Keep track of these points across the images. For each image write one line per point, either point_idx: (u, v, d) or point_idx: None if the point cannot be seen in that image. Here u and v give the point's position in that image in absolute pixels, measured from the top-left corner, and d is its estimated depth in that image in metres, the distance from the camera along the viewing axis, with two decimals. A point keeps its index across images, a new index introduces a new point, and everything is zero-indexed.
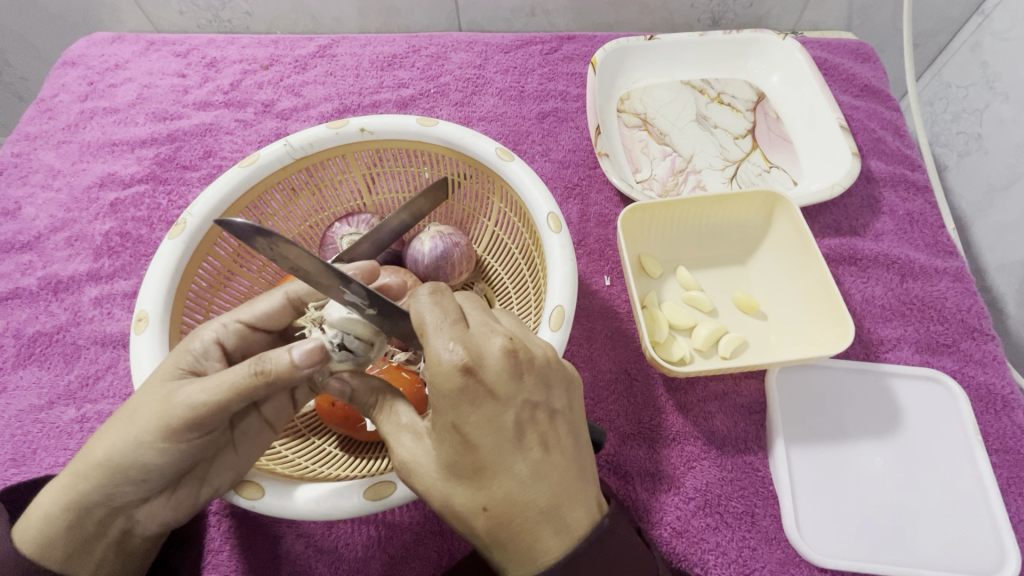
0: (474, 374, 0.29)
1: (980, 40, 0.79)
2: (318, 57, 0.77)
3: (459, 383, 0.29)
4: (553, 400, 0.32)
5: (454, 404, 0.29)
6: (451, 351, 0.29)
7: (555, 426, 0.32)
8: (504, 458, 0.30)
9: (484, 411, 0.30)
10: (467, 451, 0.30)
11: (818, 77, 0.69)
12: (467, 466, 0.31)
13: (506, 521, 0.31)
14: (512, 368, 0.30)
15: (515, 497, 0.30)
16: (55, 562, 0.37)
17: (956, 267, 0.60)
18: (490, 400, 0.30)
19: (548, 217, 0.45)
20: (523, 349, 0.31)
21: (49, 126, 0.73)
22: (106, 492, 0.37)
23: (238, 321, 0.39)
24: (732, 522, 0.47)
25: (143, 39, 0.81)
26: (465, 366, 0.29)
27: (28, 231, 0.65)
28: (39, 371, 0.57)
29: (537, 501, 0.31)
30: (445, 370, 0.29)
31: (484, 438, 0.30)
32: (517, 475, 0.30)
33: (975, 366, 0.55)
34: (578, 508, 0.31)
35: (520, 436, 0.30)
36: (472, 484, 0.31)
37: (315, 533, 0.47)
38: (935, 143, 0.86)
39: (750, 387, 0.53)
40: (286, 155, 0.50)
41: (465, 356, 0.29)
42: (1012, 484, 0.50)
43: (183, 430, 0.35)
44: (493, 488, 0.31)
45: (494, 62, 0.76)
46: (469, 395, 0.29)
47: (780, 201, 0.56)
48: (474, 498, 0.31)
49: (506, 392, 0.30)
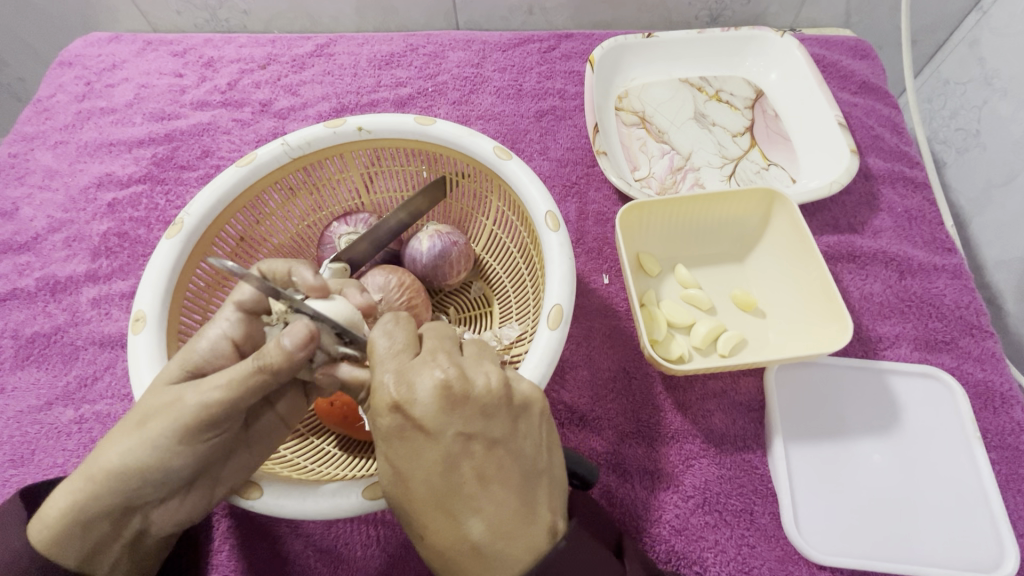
0: (401, 407, 0.31)
1: (978, 37, 0.79)
2: (315, 56, 0.77)
3: (392, 414, 0.31)
4: (492, 429, 0.31)
5: (386, 434, 0.32)
6: (386, 382, 0.31)
7: (495, 457, 0.31)
8: (433, 493, 0.31)
9: (411, 443, 0.31)
10: (401, 481, 0.32)
11: (816, 74, 0.69)
12: (404, 497, 0.32)
13: (444, 555, 0.31)
14: (440, 403, 0.30)
15: (450, 532, 0.31)
16: (71, 562, 0.37)
17: (954, 264, 0.60)
18: (419, 432, 0.31)
19: (547, 216, 0.45)
20: (458, 383, 0.31)
21: (46, 127, 0.73)
22: (121, 495, 0.37)
23: (237, 309, 0.38)
24: (731, 520, 0.47)
25: (140, 40, 0.80)
26: (395, 403, 0.31)
27: (26, 231, 0.65)
28: (38, 371, 0.56)
29: (469, 537, 0.31)
30: (379, 405, 0.31)
31: (412, 469, 0.31)
32: (449, 506, 0.31)
33: (973, 363, 0.55)
34: (517, 541, 0.30)
35: (450, 469, 0.31)
36: (409, 515, 0.32)
37: (315, 533, 0.47)
38: (934, 139, 0.86)
39: (749, 385, 0.53)
40: (283, 155, 0.50)
41: (395, 394, 0.31)
42: (1011, 481, 0.50)
43: (199, 429, 0.35)
44: (428, 520, 0.31)
45: (492, 60, 0.76)
46: (400, 429, 0.31)
47: (779, 199, 0.56)
48: (414, 527, 0.32)
49: (435, 426, 0.30)
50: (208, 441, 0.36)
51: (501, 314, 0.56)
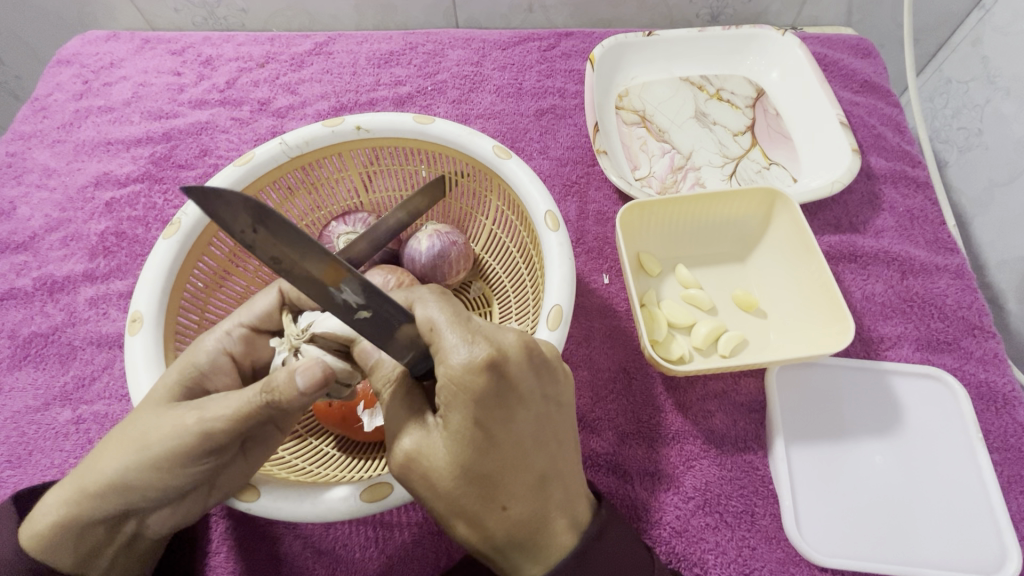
0: (497, 364, 0.30)
1: (980, 35, 0.79)
2: (313, 54, 0.77)
3: (487, 374, 0.30)
4: (564, 394, 0.34)
5: (479, 396, 0.30)
6: (471, 344, 0.30)
7: (565, 423, 0.34)
8: (525, 459, 0.32)
9: (508, 404, 0.31)
10: (491, 450, 0.31)
11: (818, 72, 0.68)
12: (488, 466, 0.31)
13: (526, 521, 0.32)
14: (530, 360, 0.31)
15: (535, 497, 0.32)
16: (66, 565, 0.38)
17: (956, 264, 0.60)
18: (513, 396, 0.31)
19: (546, 216, 0.45)
20: (538, 346, 0.33)
21: (43, 126, 0.73)
22: (115, 505, 0.36)
23: (241, 327, 0.39)
24: (731, 522, 0.47)
25: (137, 38, 0.80)
26: (490, 359, 0.30)
27: (22, 231, 0.65)
28: (35, 372, 0.56)
29: (551, 500, 0.33)
30: (469, 365, 0.30)
31: (508, 435, 0.31)
32: (536, 471, 0.32)
33: (975, 364, 0.55)
34: (583, 502, 0.35)
35: (542, 432, 0.32)
36: (490, 487, 0.31)
37: (313, 534, 0.47)
38: (935, 138, 0.86)
39: (749, 386, 0.53)
40: (281, 153, 0.49)
41: (489, 351, 0.30)
42: (1013, 482, 0.50)
43: (191, 456, 0.34)
44: (515, 489, 0.31)
45: (491, 59, 0.76)
46: (493, 388, 0.30)
47: (779, 199, 0.56)
48: (493, 501, 0.31)
49: (528, 385, 0.31)
50: (198, 464, 0.35)
51: (500, 314, 0.56)
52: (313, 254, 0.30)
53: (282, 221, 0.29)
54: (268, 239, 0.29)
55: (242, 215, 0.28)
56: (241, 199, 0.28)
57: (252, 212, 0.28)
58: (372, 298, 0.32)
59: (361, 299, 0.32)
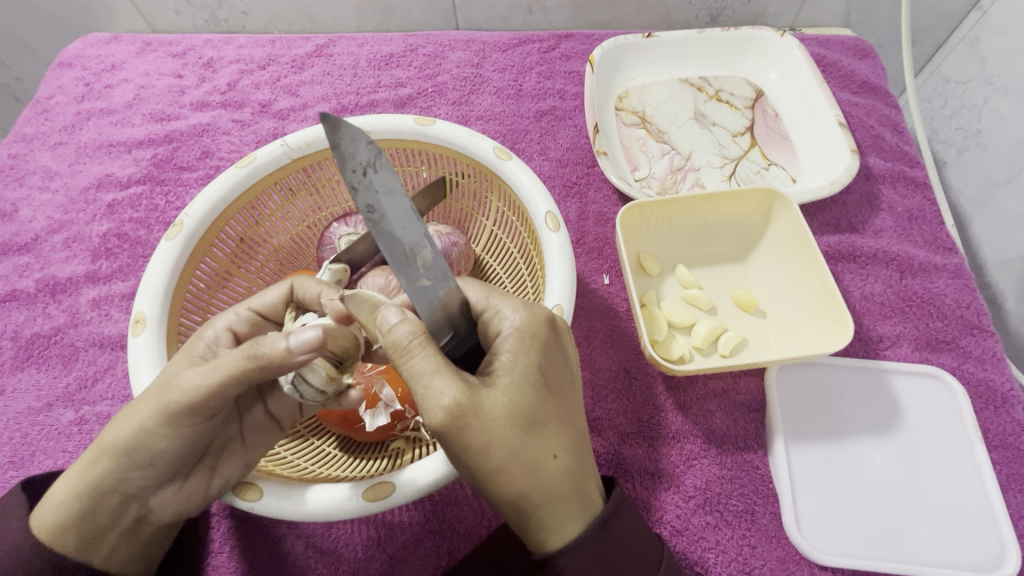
0: (552, 324, 0.34)
1: (978, 36, 0.79)
2: (314, 57, 0.77)
3: (547, 328, 0.34)
4: None
5: (542, 345, 0.33)
6: (530, 304, 0.34)
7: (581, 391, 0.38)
8: (570, 410, 0.34)
9: (560, 357, 0.34)
10: (548, 396, 0.33)
11: (816, 73, 0.69)
12: (547, 411, 0.32)
13: (570, 471, 0.33)
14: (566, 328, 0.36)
15: (578, 450, 0.34)
16: (69, 550, 0.37)
17: (955, 264, 0.60)
18: (561, 353, 0.35)
19: (547, 217, 0.45)
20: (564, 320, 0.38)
21: (45, 128, 0.73)
22: (115, 478, 0.37)
23: (249, 311, 0.40)
24: (732, 521, 0.47)
25: (139, 40, 0.80)
26: (547, 316, 0.34)
27: (25, 233, 0.65)
28: (38, 373, 0.56)
29: (586, 457, 0.35)
30: (535, 318, 0.33)
31: (560, 384, 0.34)
32: (577, 424, 0.34)
33: (974, 363, 0.55)
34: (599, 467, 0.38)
35: (576, 391, 0.36)
36: (545, 433, 0.32)
37: (315, 534, 0.47)
38: (934, 138, 0.86)
39: (749, 385, 0.53)
40: (283, 155, 0.50)
41: (544, 310, 0.34)
42: (1013, 480, 0.50)
43: (184, 415, 0.34)
44: (564, 437, 0.33)
45: (492, 60, 0.76)
46: (550, 340, 0.34)
47: (779, 200, 0.56)
48: (546, 447, 0.32)
49: (568, 346, 0.36)
50: (197, 425, 0.36)
51: None
52: (402, 212, 0.29)
53: (386, 169, 0.29)
54: (369, 180, 0.28)
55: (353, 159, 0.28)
56: (364, 138, 0.28)
57: (366, 153, 0.28)
58: (438, 268, 0.30)
59: (430, 268, 0.30)
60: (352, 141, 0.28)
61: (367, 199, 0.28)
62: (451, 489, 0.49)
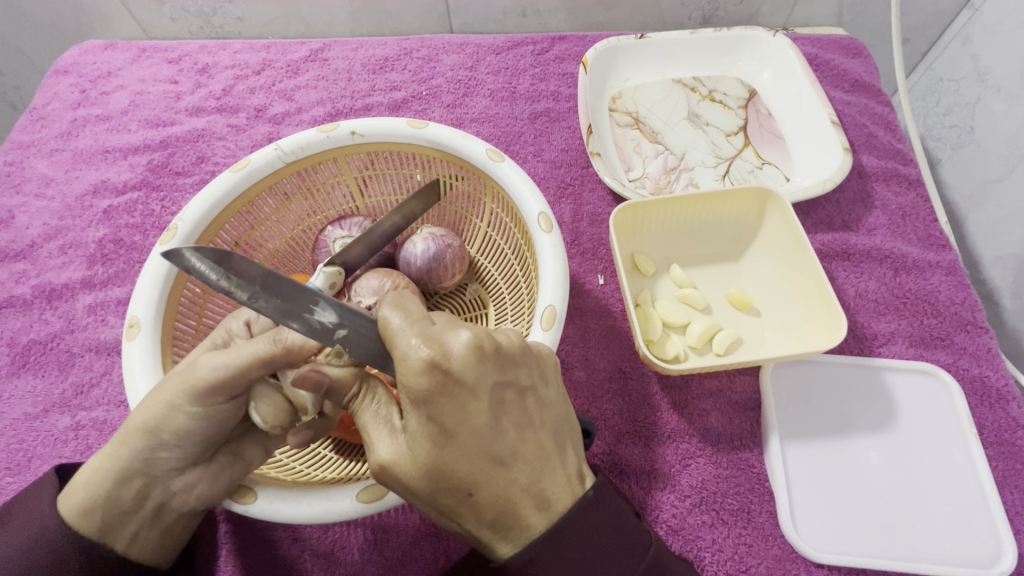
0: (440, 366, 0.30)
1: (970, 34, 0.79)
2: (310, 61, 0.77)
3: (431, 374, 0.29)
4: (523, 378, 0.33)
5: (428, 398, 0.30)
6: (419, 345, 0.30)
7: (527, 404, 0.33)
8: (481, 447, 0.30)
9: (457, 401, 0.30)
10: (447, 443, 0.30)
11: (808, 73, 0.69)
12: (446, 458, 0.30)
13: (492, 506, 0.31)
14: (481, 358, 0.30)
15: (501, 484, 0.31)
16: (92, 533, 0.37)
17: (948, 261, 0.61)
18: (462, 391, 0.30)
19: (539, 217, 0.45)
20: (489, 340, 0.31)
21: (41, 134, 0.73)
22: (141, 456, 0.37)
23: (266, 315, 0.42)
24: (728, 519, 0.47)
25: (135, 47, 0.81)
26: (432, 361, 0.29)
27: (21, 239, 0.65)
28: (34, 379, 0.56)
29: (516, 487, 0.31)
30: (414, 368, 0.29)
31: (463, 428, 0.30)
32: (497, 457, 0.31)
33: (969, 359, 0.55)
34: (558, 484, 0.33)
35: (496, 422, 0.31)
36: (450, 477, 0.31)
37: (310, 538, 0.47)
38: (928, 136, 0.86)
39: (745, 383, 0.53)
40: (277, 159, 0.50)
41: (430, 352, 0.29)
42: (1008, 476, 0.50)
43: (209, 392, 0.35)
44: (475, 478, 0.31)
45: (486, 63, 0.76)
46: (440, 388, 0.30)
47: (771, 198, 0.56)
48: (455, 488, 0.31)
49: (474, 379, 0.30)
50: (218, 406, 0.36)
51: (496, 315, 0.56)
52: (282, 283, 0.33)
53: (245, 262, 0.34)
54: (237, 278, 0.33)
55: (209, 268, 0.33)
56: (210, 254, 0.33)
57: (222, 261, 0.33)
58: (347, 317, 0.34)
59: (338, 320, 0.34)
60: (206, 259, 0.33)
61: (245, 293, 0.33)
62: None
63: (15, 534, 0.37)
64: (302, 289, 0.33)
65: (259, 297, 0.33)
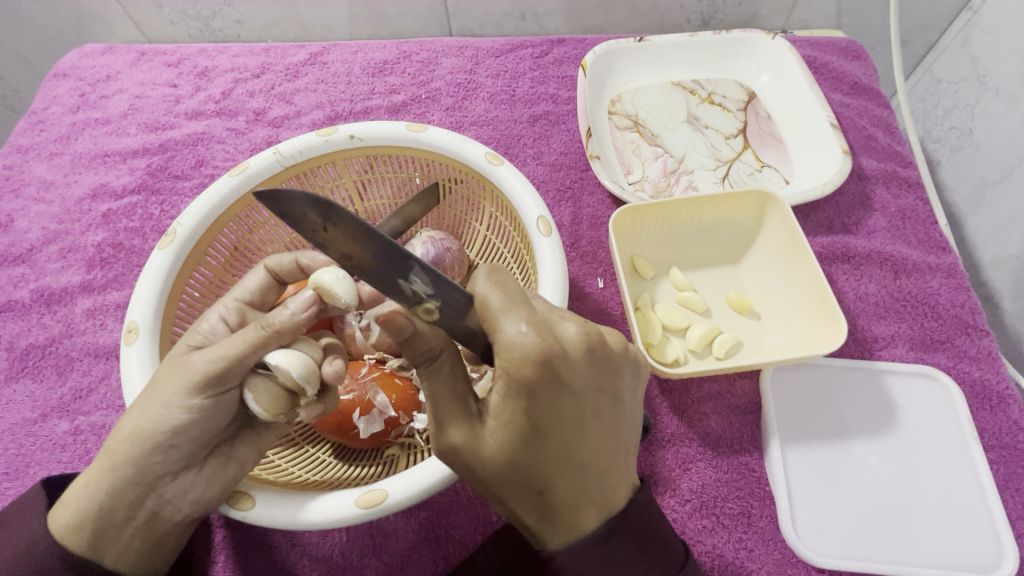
0: (550, 360, 0.29)
1: (969, 36, 0.79)
2: (309, 64, 0.77)
3: (538, 359, 0.29)
4: (617, 387, 0.32)
5: (530, 388, 0.29)
6: (525, 330, 0.29)
7: (613, 410, 0.32)
8: (566, 446, 0.31)
9: (556, 400, 0.30)
10: (533, 433, 0.30)
11: (807, 75, 0.69)
12: (530, 452, 0.31)
13: (560, 504, 0.32)
14: (587, 357, 0.30)
15: (569, 478, 0.31)
16: (84, 548, 0.37)
17: (949, 264, 0.61)
18: (563, 385, 0.30)
19: (538, 221, 0.45)
20: (596, 339, 0.31)
21: (41, 138, 0.73)
22: (134, 466, 0.37)
23: (235, 302, 0.41)
24: (728, 524, 0.47)
25: (134, 50, 0.81)
26: (542, 354, 0.29)
27: (20, 243, 0.65)
28: (33, 384, 0.56)
29: (586, 491, 0.32)
30: (521, 357, 0.29)
31: (553, 424, 0.31)
32: (575, 459, 0.31)
33: (969, 362, 0.55)
34: (622, 490, 0.33)
35: (583, 424, 0.31)
36: (528, 470, 0.31)
37: (310, 543, 0.47)
38: (927, 138, 0.86)
39: (744, 387, 0.53)
40: (275, 163, 0.50)
41: (539, 343, 0.29)
42: (1010, 480, 0.50)
43: (206, 386, 0.35)
44: (550, 476, 0.31)
45: (485, 66, 0.76)
46: (543, 382, 0.29)
47: (771, 201, 0.56)
48: (529, 481, 0.31)
49: (577, 378, 0.30)
50: (213, 400, 0.36)
51: None
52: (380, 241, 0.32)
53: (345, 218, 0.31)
54: (334, 233, 0.32)
55: (310, 216, 0.32)
56: (308, 200, 0.31)
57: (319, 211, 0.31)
58: (438, 288, 0.33)
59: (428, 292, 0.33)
60: (304, 204, 0.31)
61: (339, 250, 0.32)
62: (447, 496, 0.48)
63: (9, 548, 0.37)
64: (400, 251, 0.33)
65: (348, 253, 0.32)
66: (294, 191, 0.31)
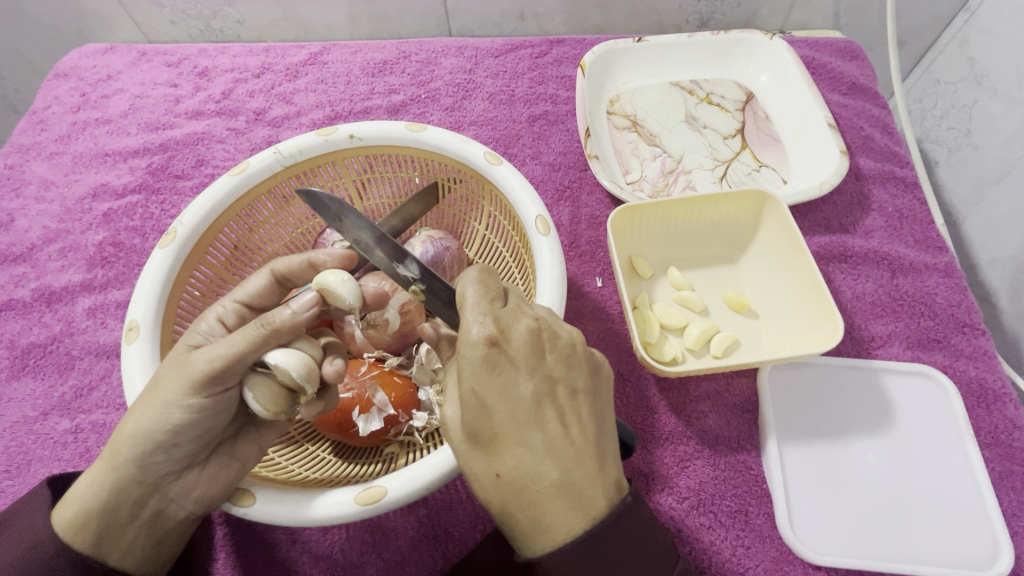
0: (498, 343, 0.33)
1: (967, 37, 0.80)
2: (309, 64, 0.77)
3: (490, 348, 0.32)
4: (574, 380, 0.35)
5: (479, 369, 0.32)
6: (481, 323, 0.33)
7: (576, 404, 0.34)
8: (520, 432, 0.32)
9: (506, 383, 0.32)
10: (487, 415, 0.33)
11: (805, 75, 0.69)
12: (487, 434, 0.33)
13: (520, 492, 0.32)
14: (536, 344, 0.33)
15: (530, 470, 0.32)
16: (88, 546, 0.37)
17: (945, 263, 0.61)
18: (511, 367, 0.33)
19: (537, 220, 0.45)
20: (546, 331, 0.34)
21: (42, 138, 0.74)
22: (138, 463, 0.37)
23: (235, 303, 0.41)
24: (726, 522, 0.48)
25: (134, 50, 0.81)
26: (490, 338, 0.33)
27: (21, 242, 0.65)
28: (33, 382, 0.57)
29: (546, 482, 0.32)
30: (473, 341, 0.33)
31: (506, 407, 0.33)
32: (533, 447, 0.32)
33: (965, 361, 0.55)
34: (598, 489, 0.33)
35: (538, 411, 0.33)
36: (488, 452, 0.33)
37: (310, 540, 0.47)
38: (925, 139, 0.87)
39: (742, 386, 0.54)
40: (275, 162, 0.50)
41: (491, 330, 0.33)
42: (1005, 477, 0.50)
43: (208, 384, 0.35)
44: (506, 459, 0.33)
45: (484, 66, 0.76)
46: (491, 363, 0.32)
47: (769, 201, 0.57)
48: (489, 465, 0.33)
49: (527, 363, 0.33)
50: (215, 397, 0.37)
51: None
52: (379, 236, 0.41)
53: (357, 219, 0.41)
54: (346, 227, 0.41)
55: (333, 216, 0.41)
56: (329, 200, 0.41)
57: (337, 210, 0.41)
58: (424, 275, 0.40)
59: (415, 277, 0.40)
60: (325, 203, 0.41)
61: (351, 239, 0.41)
62: (446, 493, 0.49)
63: (11, 549, 0.37)
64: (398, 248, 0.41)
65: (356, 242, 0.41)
66: (320, 193, 0.41)
